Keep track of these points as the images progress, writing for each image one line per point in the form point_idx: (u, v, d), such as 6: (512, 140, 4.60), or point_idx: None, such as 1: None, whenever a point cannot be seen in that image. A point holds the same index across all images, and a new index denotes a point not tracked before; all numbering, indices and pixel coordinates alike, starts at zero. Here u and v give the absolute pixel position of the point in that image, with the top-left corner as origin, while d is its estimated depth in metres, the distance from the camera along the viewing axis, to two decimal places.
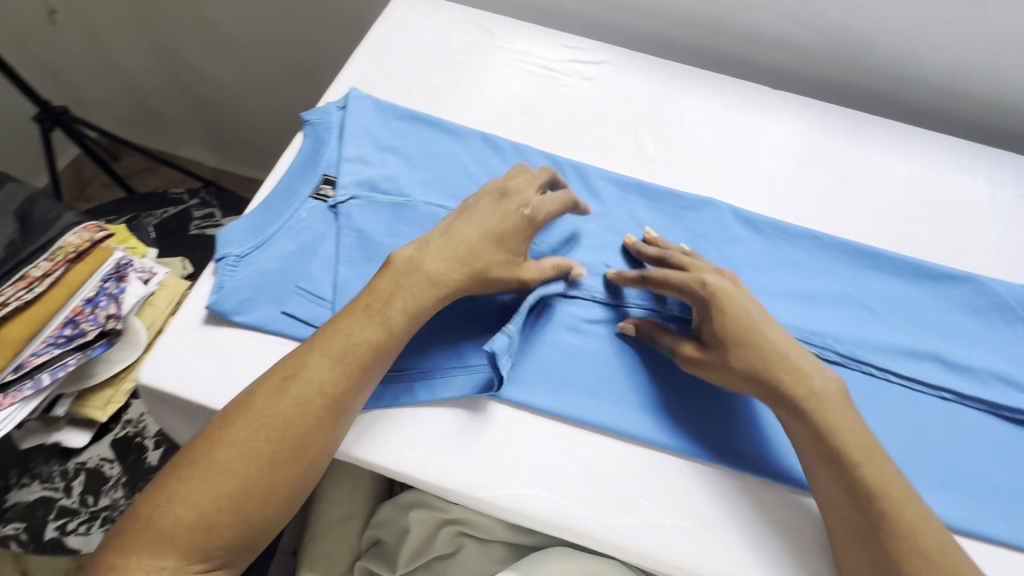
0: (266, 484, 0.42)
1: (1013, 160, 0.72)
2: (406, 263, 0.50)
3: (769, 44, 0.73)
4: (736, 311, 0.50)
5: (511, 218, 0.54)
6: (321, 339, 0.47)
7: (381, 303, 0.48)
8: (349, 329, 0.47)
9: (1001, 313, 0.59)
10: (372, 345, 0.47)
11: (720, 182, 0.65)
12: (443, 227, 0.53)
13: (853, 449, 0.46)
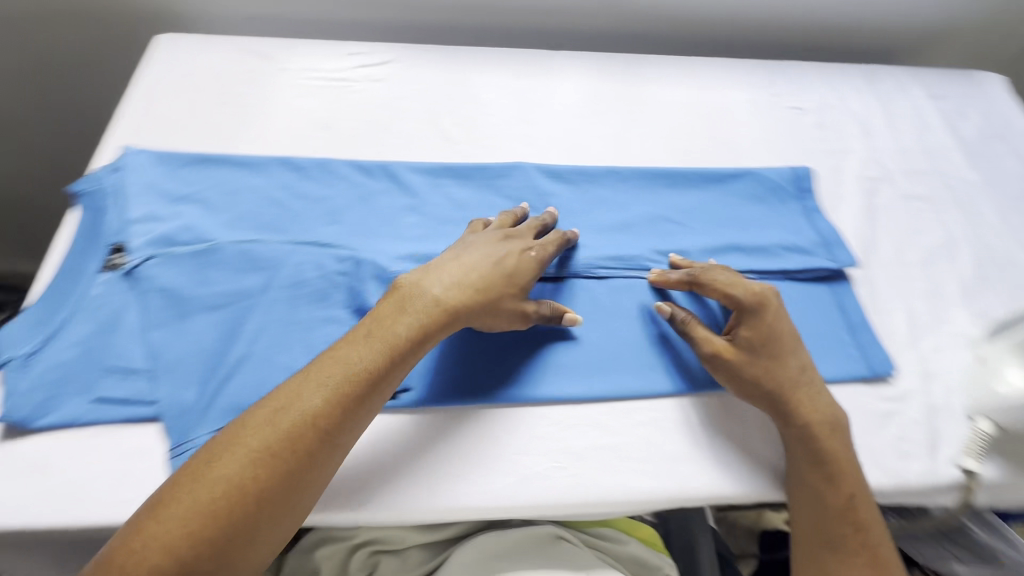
0: (251, 520, 0.39)
1: (766, 70, 0.83)
2: (415, 296, 0.49)
3: (537, 9, 0.78)
4: (774, 325, 0.53)
5: (529, 270, 0.54)
6: (319, 364, 0.45)
7: (368, 335, 0.46)
8: (348, 353, 0.45)
9: (786, 197, 0.68)
10: (371, 370, 0.45)
11: (522, 145, 0.69)
12: (447, 257, 0.53)
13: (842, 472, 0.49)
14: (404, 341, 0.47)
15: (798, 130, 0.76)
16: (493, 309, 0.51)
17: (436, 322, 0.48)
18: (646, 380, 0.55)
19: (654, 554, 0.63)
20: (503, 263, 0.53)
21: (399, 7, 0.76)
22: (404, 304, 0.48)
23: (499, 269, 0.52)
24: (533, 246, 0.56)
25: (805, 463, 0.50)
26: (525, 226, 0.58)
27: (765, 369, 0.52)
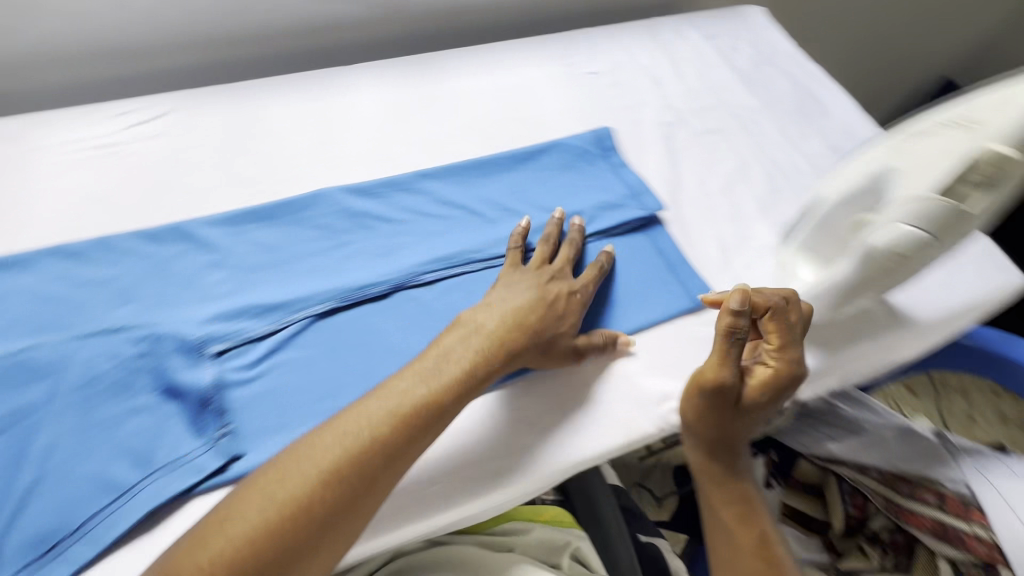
0: (288, 552, 0.40)
1: (555, 41, 0.86)
2: (477, 331, 0.52)
3: (312, 25, 0.76)
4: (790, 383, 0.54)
5: (576, 310, 0.57)
6: (385, 393, 0.47)
7: (432, 372, 0.48)
8: (409, 382, 0.48)
9: (593, 159, 0.71)
10: (432, 410, 0.47)
11: (325, 169, 0.67)
12: (504, 297, 0.55)
13: (749, 511, 0.56)
14: (451, 386, 0.48)
15: (594, 93, 0.80)
16: (550, 351, 0.54)
17: (489, 360, 0.51)
18: None
19: (558, 531, 0.65)
20: (553, 306, 0.55)
21: (159, 52, 0.71)
22: (463, 335, 0.52)
23: (549, 312, 0.55)
24: (577, 287, 0.58)
25: (721, 503, 0.57)
26: (567, 264, 0.60)
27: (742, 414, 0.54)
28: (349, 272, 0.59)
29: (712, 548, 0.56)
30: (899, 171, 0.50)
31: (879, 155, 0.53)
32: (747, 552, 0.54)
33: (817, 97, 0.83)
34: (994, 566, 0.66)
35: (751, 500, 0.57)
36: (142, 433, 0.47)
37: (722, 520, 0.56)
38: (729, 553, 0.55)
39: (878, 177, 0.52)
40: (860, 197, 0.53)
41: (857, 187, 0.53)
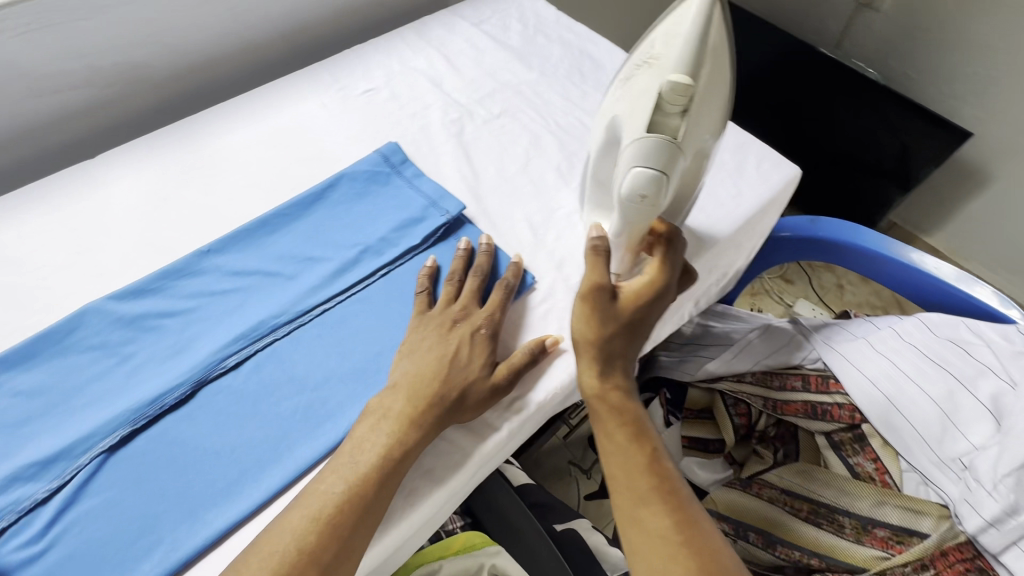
0: None
1: (319, 68, 0.82)
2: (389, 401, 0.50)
3: (28, 128, 0.68)
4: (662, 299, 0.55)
5: (484, 348, 0.54)
6: (314, 495, 0.45)
7: (352, 465, 0.46)
8: (333, 477, 0.46)
9: (385, 179, 0.68)
10: (375, 500, 0.46)
11: (88, 282, 0.59)
12: (412, 352, 0.53)
13: (643, 433, 0.52)
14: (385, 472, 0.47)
15: (371, 111, 0.77)
16: (459, 404, 0.51)
17: (413, 436, 0.49)
18: (323, 434, 0.51)
19: (471, 556, 0.64)
20: (455, 358, 0.53)
21: None
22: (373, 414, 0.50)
23: (453, 365, 0.52)
24: (480, 322, 0.55)
25: (614, 428, 0.51)
26: (470, 298, 0.57)
27: (625, 324, 0.53)
28: (139, 387, 0.52)
29: (610, 479, 0.50)
30: (620, 119, 0.52)
31: (607, 107, 0.55)
32: (643, 470, 0.49)
33: (590, 54, 0.86)
34: (856, 425, 0.73)
35: (643, 419, 0.53)
36: None
37: (617, 444, 0.51)
38: (625, 480, 0.49)
39: (611, 130, 0.54)
40: (609, 151, 0.56)
41: (603, 142, 0.56)
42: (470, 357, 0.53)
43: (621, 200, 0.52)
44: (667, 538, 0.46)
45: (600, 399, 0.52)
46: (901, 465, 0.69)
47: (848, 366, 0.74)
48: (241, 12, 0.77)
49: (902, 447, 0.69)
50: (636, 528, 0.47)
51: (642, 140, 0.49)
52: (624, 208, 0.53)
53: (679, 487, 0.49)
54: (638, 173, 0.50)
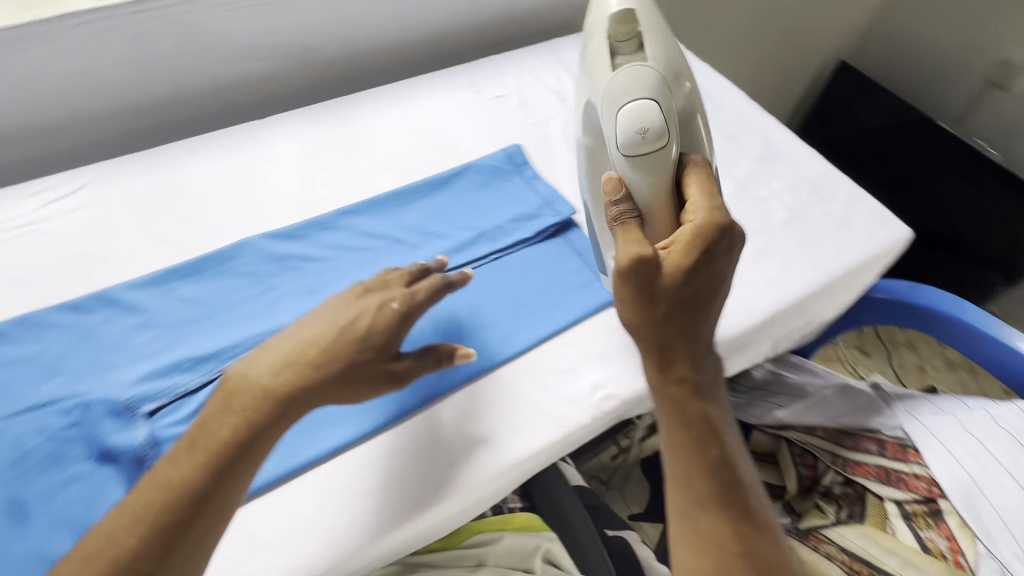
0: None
1: (458, 70, 0.91)
2: (217, 412, 0.45)
3: (219, 87, 0.80)
4: (709, 264, 0.52)
5: (389, 323, 0.50)
6: (123, 513, 0.41)
7: (240, 391, 0.46)
8: (149, 493, 0.42)
9: (507, 175, 0.75)
10: (189, 506, 0.41)
11: (247, 220, 0.69)
12: (310, 319, 0.50)
13: (711, 435, 0.51)
14: (205, 475, 0.42)
15: (500, 114, 0.84)
16: (354, 379, 0.49)
17: (252, 414, 0.45)
18: (427, 387, 0.57)
19: (526, 537, 0.67)
20: (353, 327, 0.49)
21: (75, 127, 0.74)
22: (232, 401, 0.46)
23: (346, 336, 0.49)
24: (393, 296, 0.52)
25: (680, 427, 0.52)
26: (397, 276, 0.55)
27: (679, 296, 0.51)
28: (279, 314, 0.60)
29: (671, 475, 0.51)
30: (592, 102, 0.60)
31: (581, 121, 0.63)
32: (700, 474, 0.50)
33: (708, 92, 0.90)
34: (934, 499, 0.71)
35: (706, 418, 0.52)
36: (82, 500, 0.48)
37: (681, 444, 0.51)
38: (686, 481, 0.50)
39: (587, 121, 0.61)
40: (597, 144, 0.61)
41: (590, 140, 0.62)
42: (369, 333, 0.49)
43: (619, 146, 0.56)
44: (722, 548, 0.47)
45: (663, 395, 0.53)
46: (978, 550, 0.65)
47: (929, 439, 0.73)
48: (404, 14, 0.87)
49: (984, 533, 0.64)
50: (689, 528, 0.49)
51: (614, 84, 0.57)
52: (625, 149, 0.55)
53: (741, 494, 0.50)
54: (622, 112, 0.56)
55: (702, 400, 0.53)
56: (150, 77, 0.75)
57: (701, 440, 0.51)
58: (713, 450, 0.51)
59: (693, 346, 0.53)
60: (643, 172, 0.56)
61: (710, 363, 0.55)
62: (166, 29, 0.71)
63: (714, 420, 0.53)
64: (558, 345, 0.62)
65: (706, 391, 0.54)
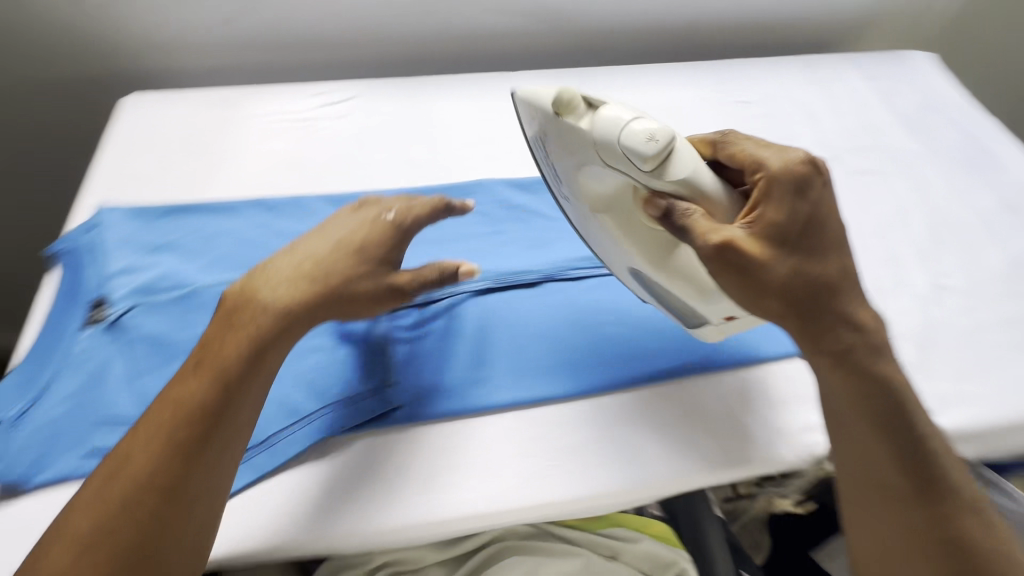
0: (160, 505, 0.40)
1: (703, 66, 0.88)
2: (215, 354, 0.45)
3: (480, 35, 0.85)
4: (805, 207, 0.46)
5: (381, 240, 0.52)
6: (119, 479, 0.40)
7: (248, 300, 0.48)
8: (142, 458, 0.41)
9: None
10: (177, 463, 0.41)
11: (486, 163, 0.72)
12: (304, 239, 0.52)
13: (887, 415, 0.46)
14: (201, 427, 0.42)
15: (742, 119, 0.80)
16: (348, 297, 0.49)
17: (269, 330, 0.47)
18: (634, 368, 0.56)
19: (664, 548, 0.63)
20: (350, 242, 0.51)
21: (358, 45, 0.83)
22: (239, 330, 0.46)
23: (343, 252, 0.51)
24: (388, 211, 0.54)
25: (852, 412, 0.47)
26: (371, 203, 0.56)
27: (772, 243, 0.45)
28: (504, 257, 0.63)
29: (842, 465, 0.47)
30: (559, 162, 0.50)
31: (557, 181, 0.53)
32: (886, 467, 0.45)
33: (987, 149, 0.79)
34: None
35: (878, 390, 0.46)
36: (320, 369, 0.53)
37: (855, 433, 0.47)
38: (863, 467, 0.46)
39: (581, 179, 0.50)
40: (611, 192, 0.50)
41: (593, 206, 0.51)
42: (365, 242, 0.51)
43: (637, 158, 0.44)
44: (911, 535, 0.44)
45: (826, 366, 0.47)
46: None
47: None
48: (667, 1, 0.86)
49: None
50: (874, 522, 0.46)
51: (573, 129, 0.47)
52: (648, 156, 0.44)
53: (930, 470, 0.45)
54: (608, 129, 0.45)
55: (850, 362, 0.46)
56: (428, 13, 0.80)
57: (879, 422, 0.46)
58: (892, 429, 0.46)
59: (835, 306, 0.46)
60: (683, 170, 0.45)
61: (826, 300, 0.46)
62: None
63: (887, 394, 0.46)
64: (773, 369, 0.57)
65: (868, 346, 0.47)
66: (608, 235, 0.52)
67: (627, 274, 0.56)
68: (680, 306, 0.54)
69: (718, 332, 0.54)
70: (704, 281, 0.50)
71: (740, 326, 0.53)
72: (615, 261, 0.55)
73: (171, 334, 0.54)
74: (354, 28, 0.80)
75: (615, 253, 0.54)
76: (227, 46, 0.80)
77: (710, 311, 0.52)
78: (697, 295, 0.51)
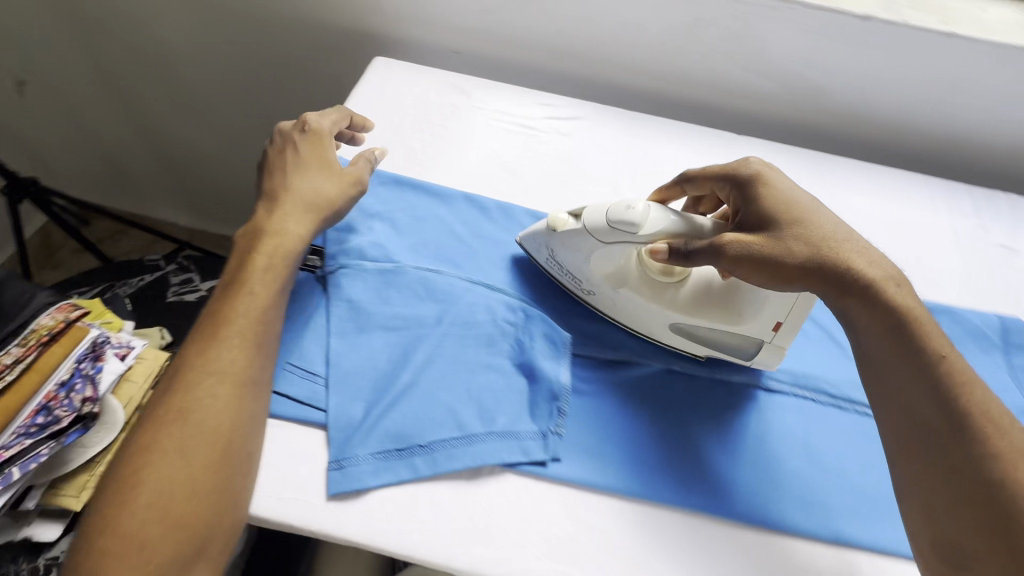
0: (228, 392, 0.47)
1: (960, 189, 0.77)
2: (244, 273, 0.51)
3: (724, 90, 0.81)
4: (775, 192, 0.54)
5: (319, 151, 0.59)
6: (194, 376, 0.47)
7: (279, 229, 0.54)
8: (211, 360, 0.47)
9: (984, 347, 0.62)
10: (243, 359, 0.48)
11: None
12: (269, 178, 0.57)
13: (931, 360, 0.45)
14: (248, 331, 0.49)
15: (996, 267, 0.69)
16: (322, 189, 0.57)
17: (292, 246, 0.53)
18: (816, 518, 0.49)
19: None
20: (297, 160, 0.58)
21: (600, 67, 0.81)
22: (273, 265, 0.52)
23: (297, 168, 0.57)
24: (290, 135, 0.59)
25: (893, 353, 0.46)
26: (316, 130, 0.60)
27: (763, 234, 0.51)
28: None
29: (885, 416, 0.46)
30: (567, 256, 0.57)
31: (576, 283, 0.58)
32: (920, 404, 0.44)
33: None
34: None
35: (901, 320, 0.46)
36: (493, 391, 0.52)
37: (892, 376, 0.46)
38: (907, 412, 0.44)
39: (594, 265, 0.56)
40: (623, 262, 0.57)
41: (612, 281, 0.57)
42: (312, 154, 0.58)
43: (632, 227, 0.53)
44: (959, 470, 0.41)
45: (849, 301, 0.48)
46: None
47: None
48: (944, 110, 0.76)
49: None
50: (924, 474, 0.43)
51: (569, 230, 0.56)
52: (639, 223, 0.52)
53: (977, 406, 0.43)
54: (594, 216, 0.55)
55: (877, 296, 0.47)
56: (680, 56, 0.78)
57: (916, 359, 0.45)
58: (935, 367, 0.44)
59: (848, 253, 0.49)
60: (667, 215, 0.53)
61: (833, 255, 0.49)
62: (729, 24, 0.73)
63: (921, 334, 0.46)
64: None
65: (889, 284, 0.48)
66: (634, 303, 0.56)
67: (671, 336, 0.56)
68: (727, 338, 0.56)
69: (776, 348, 0.55)
70: (722, 302, 0.55)
71: (789, 333, 0.54)
72: (653, 330, 0.57)
73: (369, 304, 0.56)
74: (604, 50, 0.79)
75: (647, 320, 0.56)
76: (478, 35, 0.82)
77: (756, 329, 0.54)
78: (729, 319, 0.54)
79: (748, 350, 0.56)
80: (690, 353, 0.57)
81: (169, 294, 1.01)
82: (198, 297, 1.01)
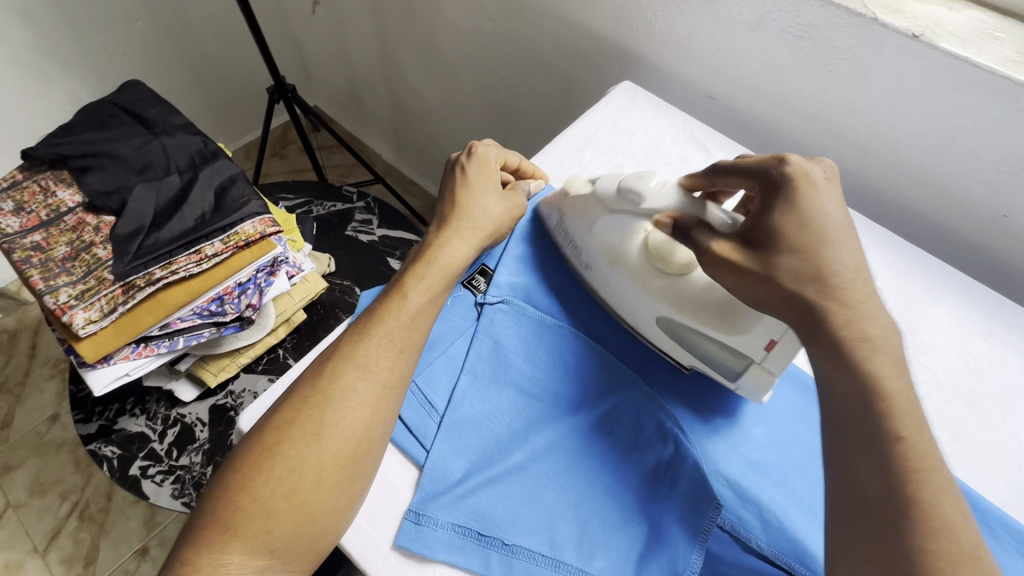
0: (381, 391, 0.44)
1: None
2: (422, 279, 0.49)
3: None
4: (815, 214, 0.41)
5: (478, 175, 0.56)
6: (353, 361, 0.45)
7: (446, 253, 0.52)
8: (374, 351, 0.45)
9: None
10: (397, 362, 0.45)
11: (947, 435, 0.50)
12: (442, 201, 0.56)
13: (945, 464, 0.35)
14: (404, 335, 0.46)
15: None
16: (487, 218, 0.54)
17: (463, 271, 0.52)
18: None
19: None
20: (459, 184, 0.56)
21: (889, 174, 0.64)
22: (439, 280, 0.50)
23: (460, 193, 0.55)
24: (461, 160, 0.58)
25: (903, 434, 0.36)
26: (485, 159, 0.57)
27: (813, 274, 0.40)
28: None
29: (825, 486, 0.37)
30: (572, 222, 0.55)
31: (577, 255, 0.55)
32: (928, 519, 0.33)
33: None
34: None
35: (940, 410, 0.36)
36: (602, 522, 0.44)
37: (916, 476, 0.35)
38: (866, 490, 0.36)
39: (596, 234, 0.53)
40: (624, 240, 0.53)
41: (608, 257, 0.53)
42: (475, 180, 0.55)
43: (636, 198, 0.48)
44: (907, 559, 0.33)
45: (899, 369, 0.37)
46: None
47: None
48: None
49: None
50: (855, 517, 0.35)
51: (580, 195, 0.54)
52: (646, 195, 0.48)
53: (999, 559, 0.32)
54: (605, 182, 0.52)
55: None
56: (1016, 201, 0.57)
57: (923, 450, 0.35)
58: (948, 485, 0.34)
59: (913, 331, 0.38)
60: (676, 192, 0.48)
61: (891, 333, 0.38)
62: None
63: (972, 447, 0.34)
64: None
65: None
66: (626, 284, 0.51)
67: (656, 332, 0.51)
68: (715, 351, 0.48)
69: (765, 373, 0.46)
70: (722, 311, 0.47)
71: (782, 359, 0.45)
72: (641, 323, 0.52)
73: (511, 352, 0.51)
74: (905, 161, 0.62)
75: (635, 310, 0.52)
76: (744, 86, 0.69)
77: (747, 345, 0.46)
78: (720, 326, 0.47)
79: (733, 371, 0.48)
80: (675, 360, 0.51)
81: (349, 227, 1.08)
82: (369, 241, 1.07)
